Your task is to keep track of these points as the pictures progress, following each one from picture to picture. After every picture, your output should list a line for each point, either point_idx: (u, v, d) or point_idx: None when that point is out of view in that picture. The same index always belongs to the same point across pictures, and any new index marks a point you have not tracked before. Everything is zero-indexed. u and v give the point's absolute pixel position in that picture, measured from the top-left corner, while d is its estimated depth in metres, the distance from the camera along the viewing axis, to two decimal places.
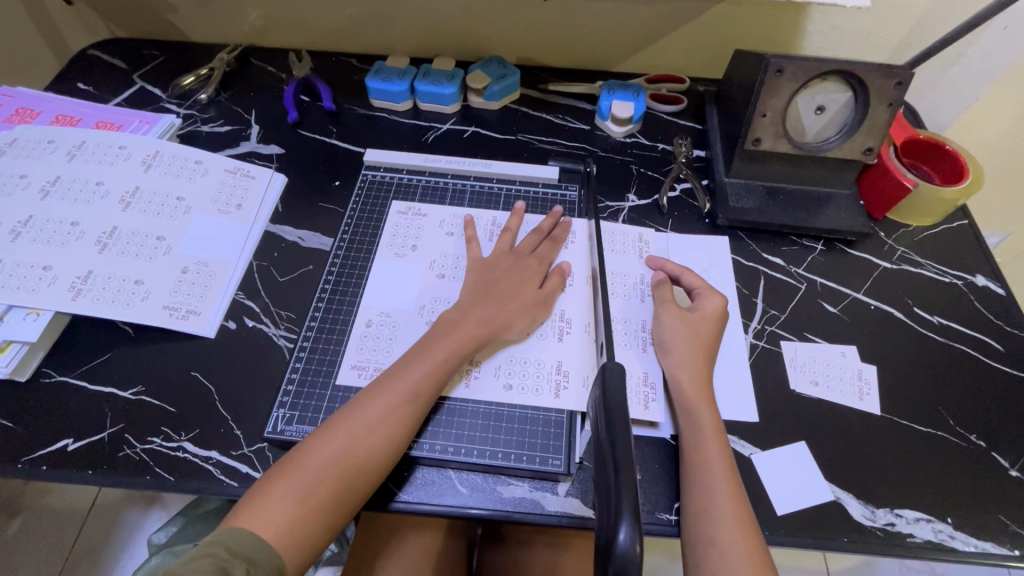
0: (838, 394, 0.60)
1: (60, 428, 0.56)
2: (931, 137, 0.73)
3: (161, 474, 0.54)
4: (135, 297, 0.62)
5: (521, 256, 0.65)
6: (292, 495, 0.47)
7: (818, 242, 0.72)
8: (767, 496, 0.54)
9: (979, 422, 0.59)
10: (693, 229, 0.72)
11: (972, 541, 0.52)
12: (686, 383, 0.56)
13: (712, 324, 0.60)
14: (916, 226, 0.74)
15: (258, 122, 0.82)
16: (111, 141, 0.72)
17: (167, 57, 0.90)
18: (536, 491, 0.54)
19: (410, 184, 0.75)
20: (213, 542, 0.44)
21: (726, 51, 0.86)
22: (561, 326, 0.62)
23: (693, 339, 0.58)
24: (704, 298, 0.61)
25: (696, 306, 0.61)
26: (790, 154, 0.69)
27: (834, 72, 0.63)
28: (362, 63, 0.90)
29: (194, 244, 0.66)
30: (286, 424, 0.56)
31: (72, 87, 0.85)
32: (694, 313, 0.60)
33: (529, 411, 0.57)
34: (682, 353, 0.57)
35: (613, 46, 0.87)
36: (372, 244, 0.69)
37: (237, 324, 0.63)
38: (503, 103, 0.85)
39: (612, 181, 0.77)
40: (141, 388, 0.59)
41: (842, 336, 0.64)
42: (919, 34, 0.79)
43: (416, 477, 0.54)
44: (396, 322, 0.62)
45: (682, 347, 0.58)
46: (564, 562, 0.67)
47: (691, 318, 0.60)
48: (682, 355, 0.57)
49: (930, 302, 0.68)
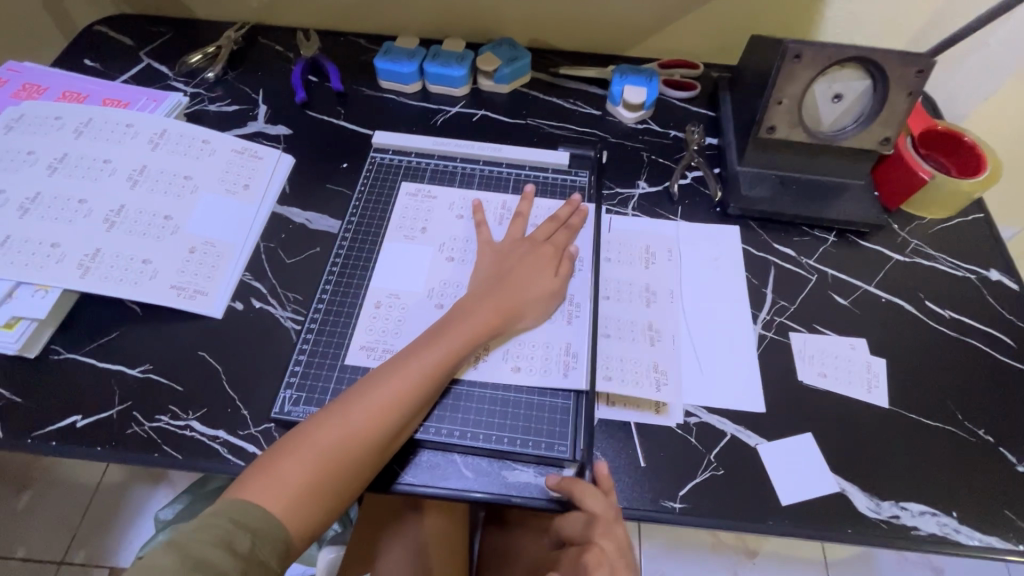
0: (846, 386, 0.60)
1: (69, 405, 0.56)
2: (949, 128, 0.72)
3: (169, 452, 0.54)
4: (143, 276, 0.62)
5: (535, 243, 0.64)
6: (302, 471, 0.47)
7: (831, 233, 0.71)
8: (772, 487, 0.54)
9: (988, 417, 0.58)
10: (704, 218, 0.72)
11: (976, 535, 0.52)
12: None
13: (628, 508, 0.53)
14: (930, 218, 0.73)
15: (265, 102, 0.81)
16: (118, 118, 0.71)
17: (174, 34, 0.89)
18: (542, 476, 0.54)
19: (419, 167, 0.74)
20: (218, 513, 0.44)
21: (740, 36, 0.84)
22: (571, 311, 0.62)
23: (598, 564, 0.50)
24: (586, 497, 0.50)
25: (597, 524, 0.50)
26: (806, 143, 0.68)
27: (854, 59, 0.62)
28: (371, 43, 0.89)
29: (201, 223, 0.66)
30: (293, 404, 0.56)
31: (79, 64, 0.85)
32: (604, 529, 0.50)
33: (537, 397, 0.57)
34: (593, 571, 0.50)
35: (627, 30, 0.85)
36: (380, 226, 0.69)
37: (244, 305, 0.63)
38: (513, 86, 0.84)
39: (622, 167, 0.76)
40: (149, 366, 0.59)
41: (852, 328, 0.64)
42: (941, 20, 0.77)
43: (420, 459, 0.54)
44: (404, 306, 0.62)
45: (592, 574, 0.50)
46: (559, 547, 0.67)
47: (610, 531, 0.50)
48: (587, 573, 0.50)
49: (942, 296, 0.67)
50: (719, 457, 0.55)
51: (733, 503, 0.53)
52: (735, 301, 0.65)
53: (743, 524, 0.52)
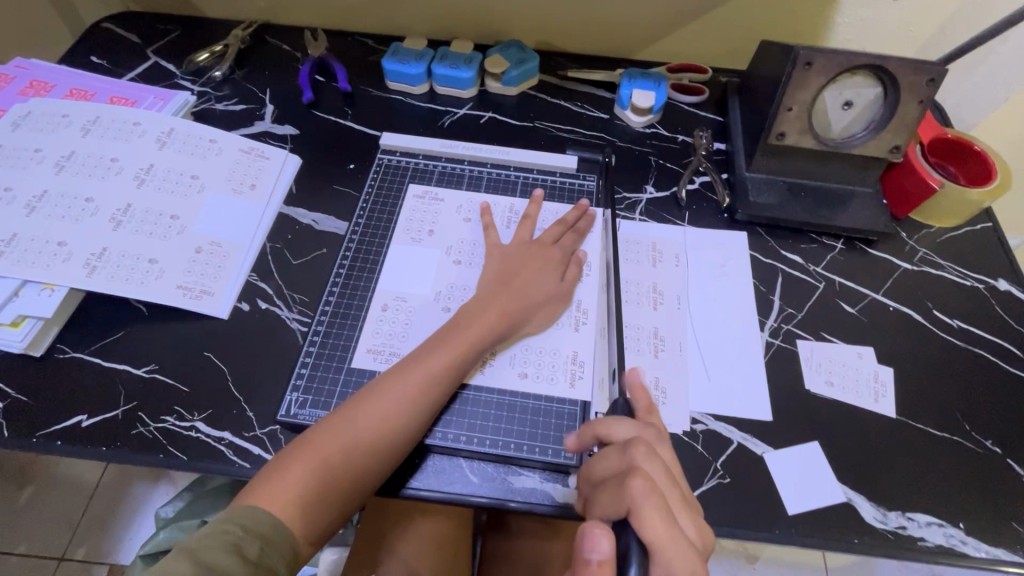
0: (853, 395, 0.59)
1: (74, 405, 0.56)
2: (959, 136, 0.72)
3: (174, 453, 0.54)
4: (149, 276, 0.62)
5: (543, 245, 0.64)
6: (311, 477, 0.47)
7: (838, 241, 0.71)
8: (778, 496, 0.53)
9: (996, 429, 0.58)
10: (711, 224, 0.71)
11: (983, 547, 0.51)
12: (648, 515, 0.38)
13: (666, 447, 0.47)
14: (939, 227, 0.73)
15: (272, 102, 0.81)
16: (126, 117, 0.71)
17: (181, 31, 0.89)
18: (548, 482, 0.54)
19: (426, 169, 0.74)
20: (227, 518, 0.44)
21: (749, 42, 0.84)
22: (578, 316, 0.62)
23: (648, 489, 0.40)
24: (615, 427, 0.47)
25: (635, 442, 0.44)
26: (815, 150, 0.68)
27: (866, 66, 0.62)
28: (378, 44, 0.89)
29: (208, 223, 0.66)
30: (299, 407, 0.56)
31: (85, 60, 0.84)
32: (645, 449, 0.44)
33: (544, 403, 0.56)
34: (644, 500, 0.39)
35: (636, 34, 0.85)
36: (387, 230, 0.68)
37: (250, 306, 0.63)
38: (521, 89, 0.83)
39: (631, 172, 0.76)
40: (155, 367, 0.59)
41: (860, 337, 0.64)
42: (952, 28, 0.77)
43: (427, 464, 0.54)
44: (411, 309, 0.62)
45: (642, 498, 0.39)
46: (555, 551, 0.67)
47: (651, 452, 0.44)
48: (637, 503, 0.39)
49: (950, 305, 0.67)
50: (725, 465, 0.55)
51: (740, 511, 0.52)
52: (742, 309, 0.65)
53: (749, 532, 0.52)
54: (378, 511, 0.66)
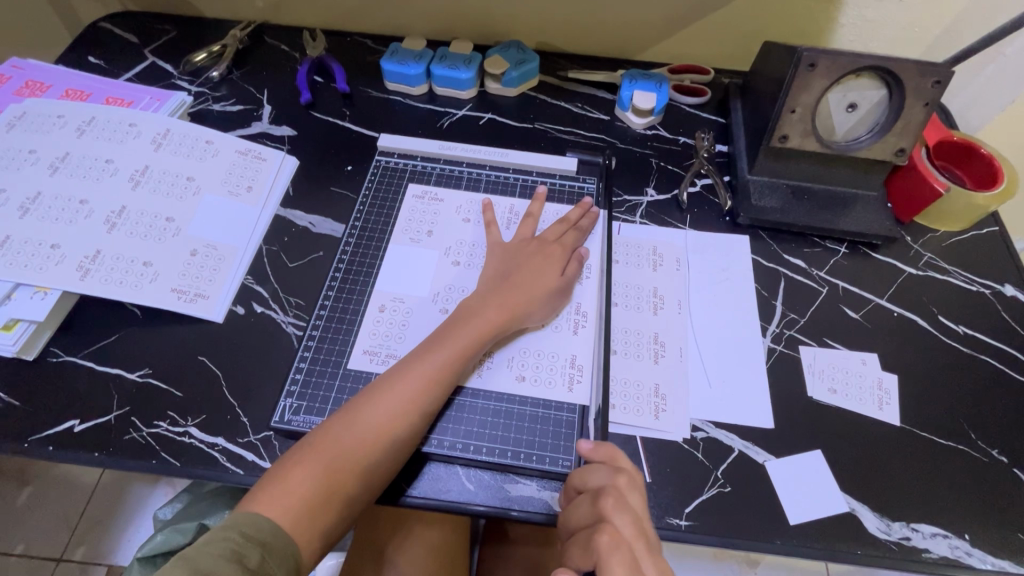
0: (857, 403, 0.58)
1: (67, 410, 0.55)
2: (965, 139, 0.71)
3: (167, 458, 0.53)
4: (144, 279, 0.61)
5: (545, 243, 0.63)
6: (313, 482, 0.46)
7: (842, 245, 0.70)
8: (780, 506, 0.52)
9: (1002, 437, 0.57)
10: (713, 227, 0.71)
11: (989, 559, 0.50)
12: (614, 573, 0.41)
13: (639, 492, 0.48)
14: (943, 231, 0.72)
15: (270, 102, 0.80)
16: (122, 118, 0.70)
17: (179, 32, 0.88)
18: (546, 490, 0.53)
19: (424, 171, 0.73)
20: (228, 526, 0.43)
21: (752, 43, 0.83)
22: (577, 318, 0.61)
23: (614, 545, 0.43)
24: (590, 474, 0.48)
25: (605, 494, 0.45)
26: (819, 153, 0.67)
27: (870, 68, 0.61)
28: (377, 44, 0.88)
29: (203, 226, 0.65)
30: (293, 414, 0.55)
31: (82, 60, 0.84)
32: (613, 501, 0.45)
33: (541, 409, 0.55)
34: (610, 555, 0.42)
35: (637, 34, 0.84)
36: (384, 231, 0.68)
37: (245, 309, 0.62)
38: (521, 90, 0.82)
39: (632, 174, 0.75)
40: (149, 371, 0.58)
41: (864, 343, 0.63)
42: (957, 30, 0.76)
43: (424, 472, 0.53)
44: (408, 310, 0.61)
45: (609, 556, 0.42)
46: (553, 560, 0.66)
47: (621, 505, 0.45)
48: (603, 560, 0.42)
49: (956, 311, 0.66)
50: (726, 474, 0.54)
51: (740, 521, 0.51)
52: (744, 314, 0.64)
53: (750, 543, 0.51)
54: (375, 514, 0.65)
